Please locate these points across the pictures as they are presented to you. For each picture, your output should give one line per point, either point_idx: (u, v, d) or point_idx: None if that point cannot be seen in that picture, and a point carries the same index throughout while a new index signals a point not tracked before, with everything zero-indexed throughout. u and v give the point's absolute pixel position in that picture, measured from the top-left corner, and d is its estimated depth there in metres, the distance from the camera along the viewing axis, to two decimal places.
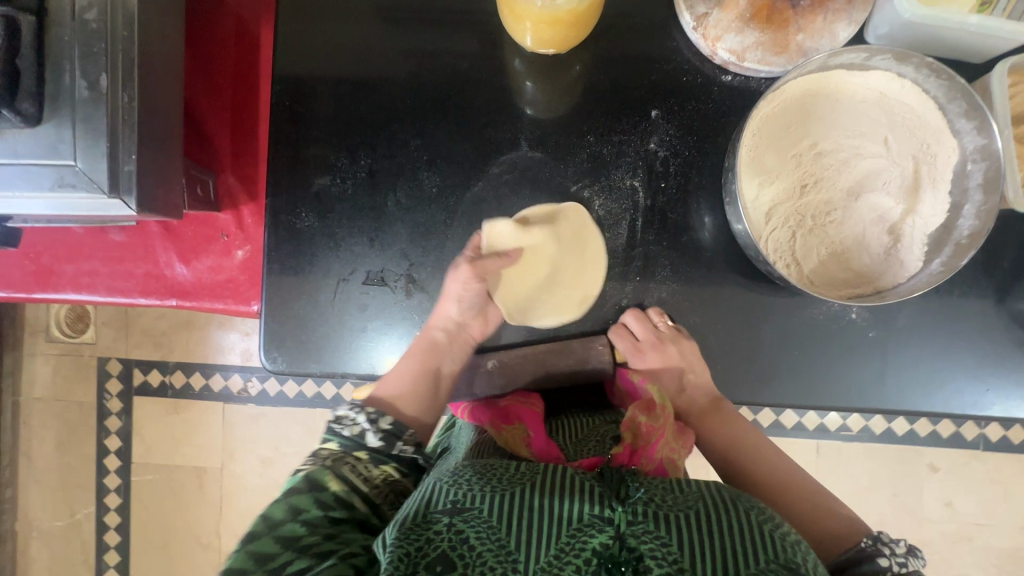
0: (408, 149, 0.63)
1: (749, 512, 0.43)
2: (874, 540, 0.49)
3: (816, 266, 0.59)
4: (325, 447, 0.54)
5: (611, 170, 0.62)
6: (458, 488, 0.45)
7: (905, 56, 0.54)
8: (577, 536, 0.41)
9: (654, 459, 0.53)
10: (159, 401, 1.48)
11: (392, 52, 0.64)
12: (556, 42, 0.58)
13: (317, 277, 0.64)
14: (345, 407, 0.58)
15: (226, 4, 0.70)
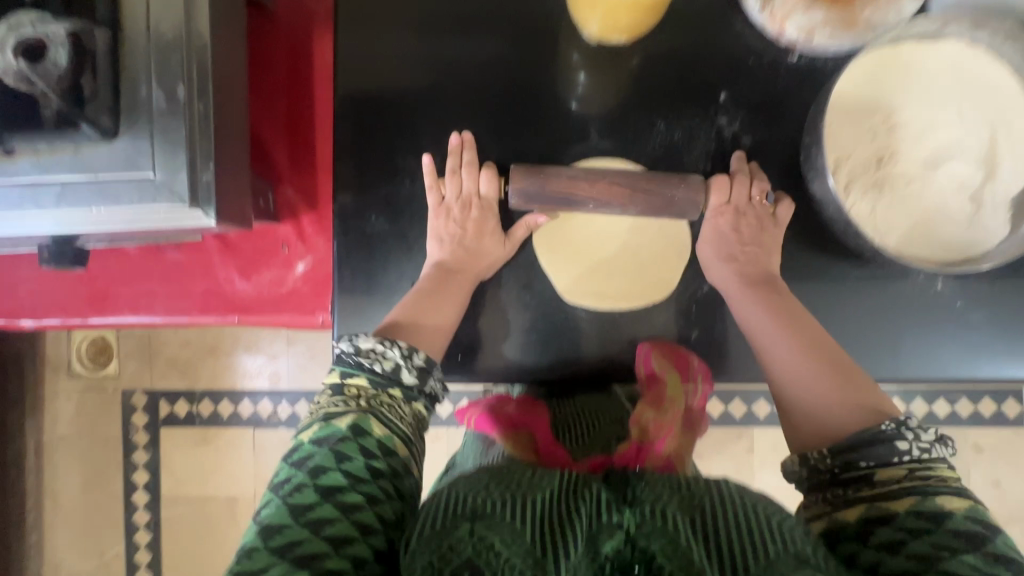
0: (476, 147, 0.63)
1: (757, 504, 0.39)
2: (899, 421, 0.44)
3: (902, 238, 0.58)
4: (353, 383, 0.48)
5: (683, 155, 0.62)
6: (445, 514, 0.39)
7: (980, 23, 0.55)
8: (593, 540, 0.37)
9: (660, 455, 0.50)
10: (188, 431, 1.45)
11: (454, 51, 0.64)
12: (628, 28, 0.57)
13: (390, 282, 0.64)
14: (368, 338, 0.49)
15: (280, 16, 0.70)
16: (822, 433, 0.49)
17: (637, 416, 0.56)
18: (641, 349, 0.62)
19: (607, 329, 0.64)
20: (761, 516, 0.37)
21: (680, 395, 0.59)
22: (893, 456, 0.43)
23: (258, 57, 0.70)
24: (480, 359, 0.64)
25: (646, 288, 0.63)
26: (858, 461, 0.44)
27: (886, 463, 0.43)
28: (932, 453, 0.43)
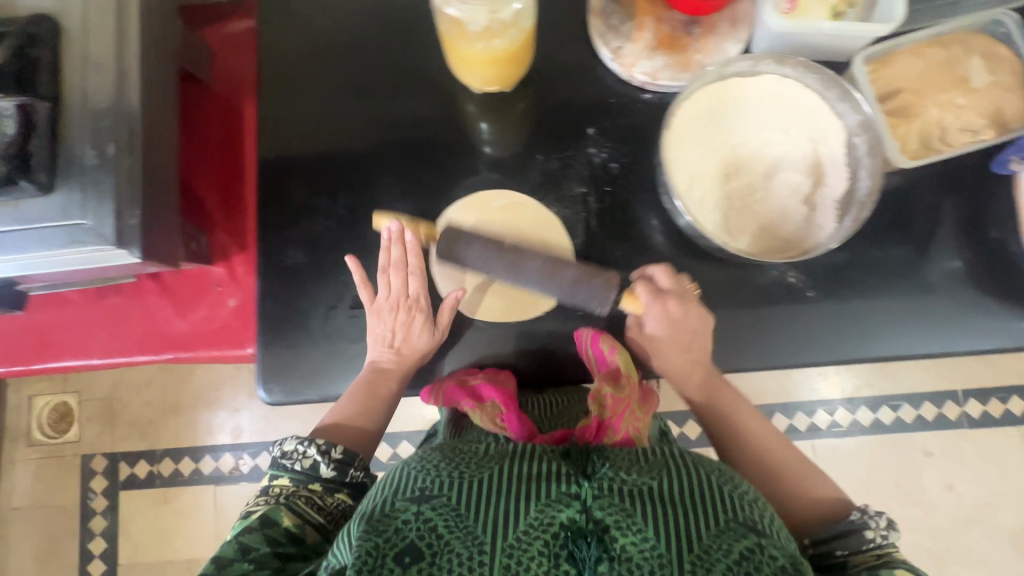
0: (380, 186, 0.72)
1: (714, 477, 0.49)
2: (864, 512, 0.59)
3: (749, 238, 0.67)
4: (278, 483, 0.60)
5: (560, 182, 0.71)
6: (426, 474, 0.49)
7: (783, 59, 0.67)
8: (543, 514, 0.45)
9: (620, 430, 0.54)
10: (149, 492, 1.43)
11: (361, 107, 0.74)
12: (497, 78, 0.66)
13: (306, 308, 0.70)
14: (292, 441, 0.62)
15: (216, 88, 0.81)
16: None
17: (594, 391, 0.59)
18: (580, 336, 0.68)
19: (508, 340, 0.69)
20: (713, 486, 0.48)
21: (631, 366, 0.63)
22: (861, 545, 0.56)
23: (195, 120, 0.80)
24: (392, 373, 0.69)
25: (588, 291, 0.64)
26: (834, 550, 0.58)
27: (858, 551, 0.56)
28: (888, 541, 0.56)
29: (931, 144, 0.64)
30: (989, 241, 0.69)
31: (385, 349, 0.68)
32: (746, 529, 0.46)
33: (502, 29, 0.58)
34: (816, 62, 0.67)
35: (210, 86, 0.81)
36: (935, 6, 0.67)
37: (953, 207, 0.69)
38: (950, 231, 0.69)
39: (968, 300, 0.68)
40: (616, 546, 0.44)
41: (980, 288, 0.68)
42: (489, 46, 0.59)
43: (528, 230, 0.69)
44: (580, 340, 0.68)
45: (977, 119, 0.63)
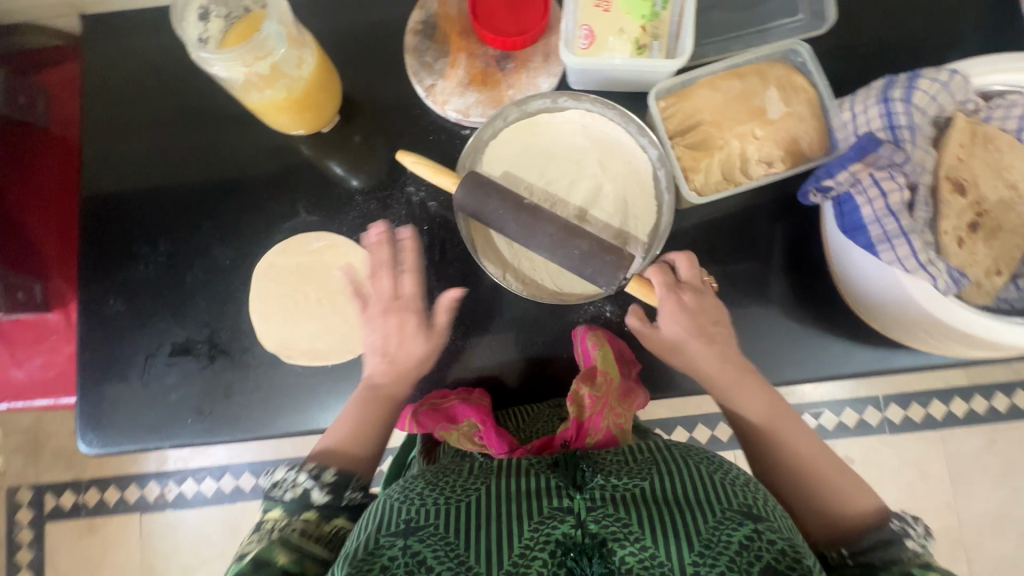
0: (201, 230, 0.72)
1: (702, 467, 0.51)
2: (902, 520, 0.53)
3: (547, 280, 0.67)
4: (269, 517, 0.53)
5: (380, 221, 0.71)
6: (410, 505, 0.49)
7: (578, 97, 0.66)
8: (539, 530, 0.46)
9: (600, 429, 0.57)
10: (73, 524, 1.43)
11: (184, 150, 0.73)
12: (294, 122, 0.65)
13: (127, 357, 0.70)
14: (282, 469, 0.56)
15: (55, 130, 0.80)
16: (823, 534, 0.57)
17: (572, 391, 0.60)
18: (575, 334, 0.67)
19: (327, 383, 0.69)
20: (695, 478, 0.50)
21: (612, 363, 0.62)
22: (901, 551, 0.51)
23: (29, 165, 0.79)
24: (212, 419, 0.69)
25: (601, 263, 0.59)
26: (869, 558, 0.52)
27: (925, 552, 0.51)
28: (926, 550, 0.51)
29: (732, 175, 0.63)
30: (806, 268, 0.68)
31: (382, 357, 0.65)
32: (743, 516, 0.47)
33: (266, 80, 0.56)
34: (611, 99, 0.67)
35: (48, 129, 0.80)
36: (728, 40, 0.70)
37: (769, 234, 0.69)
38: (766, 259, 0.69)
39: (785, 329, 0.68)
40: (615, 557, 0.45)
41: (795, 315, 0.68)
42: (264, 96, 0.58)
43: (342, 276, 0.70)
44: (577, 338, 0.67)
45: (775, 149, 0.62)
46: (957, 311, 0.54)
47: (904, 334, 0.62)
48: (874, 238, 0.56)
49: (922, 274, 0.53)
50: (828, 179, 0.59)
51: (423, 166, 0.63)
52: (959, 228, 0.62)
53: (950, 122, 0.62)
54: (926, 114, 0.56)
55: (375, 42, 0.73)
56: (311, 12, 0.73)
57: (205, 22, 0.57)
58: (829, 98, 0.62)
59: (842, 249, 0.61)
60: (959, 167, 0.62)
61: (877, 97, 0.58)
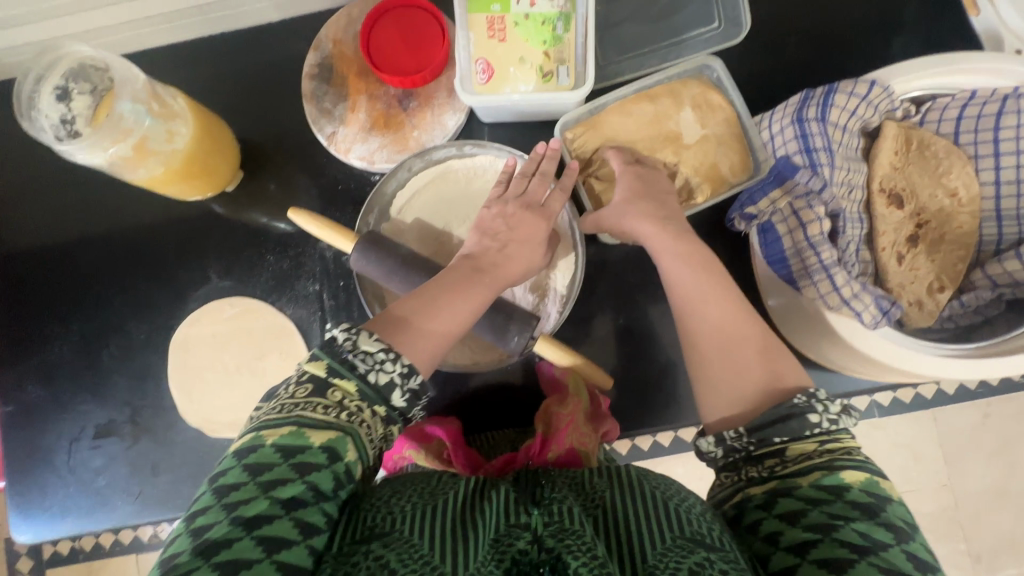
0: (113, 305, 0.69)
1: (658, 489, 0.45)
2: (809, 395, 0.43)
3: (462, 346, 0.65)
4: (338, 385, 0.41)
5: (294, 281, 0.68)
6: (379, 511, 0.43)
7: (485, 145, 0.63)
8: (499, 544, 0.41)
9: (563, 445, 0.53)
10: (76, 568, 1.32)
11: (89, 221, 0.70)
12: (186, 190, 0.61)
13: (50, 443, 0.68)
14: (372, 341, 0.42)
15: None
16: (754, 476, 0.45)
17: (545, 413, 0.59)
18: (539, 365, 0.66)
19: None
20: (657, 501, 0.43)
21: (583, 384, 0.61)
22: (804, 431, 0.42)
23: None
24: (140, 502, 0.67)
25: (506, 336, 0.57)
26: (772, 438, 0.42)
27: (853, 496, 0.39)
28: (838, 425, 0.42)
29: None
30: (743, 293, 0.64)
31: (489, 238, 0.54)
32: (693, 544, 0.40)
33: (134, 160, 0.53)
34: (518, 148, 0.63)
35: None
36: (643, 56, 0.65)
37: None
38: None
39: None
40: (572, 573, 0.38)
41: None
42: (137, 175, 0.55)
43: (260, 340, 0.67)
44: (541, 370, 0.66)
45: (692, 176, 0.58)
46: (885, 345, 0.51)
47: (839, 364, 0.58)
48: (795, 271, 0.53)
49: (846, 310, 0.50)
50: (750, 206, 0.55)
51: (312, 224, 0.58)
52: (897, 244, 0.57)
53: (880, 131, 0.57)
54: (844, 131, 0.52)
55: (274, 89, 0.69)
56: (203, 66, 0.69)
57: (65, 102, 0.53)
58: (744, 114, 0.59)
59: (770, 277, 0.58)
60: (895, 176, 0.57)
61: (792, 115, 0.53)
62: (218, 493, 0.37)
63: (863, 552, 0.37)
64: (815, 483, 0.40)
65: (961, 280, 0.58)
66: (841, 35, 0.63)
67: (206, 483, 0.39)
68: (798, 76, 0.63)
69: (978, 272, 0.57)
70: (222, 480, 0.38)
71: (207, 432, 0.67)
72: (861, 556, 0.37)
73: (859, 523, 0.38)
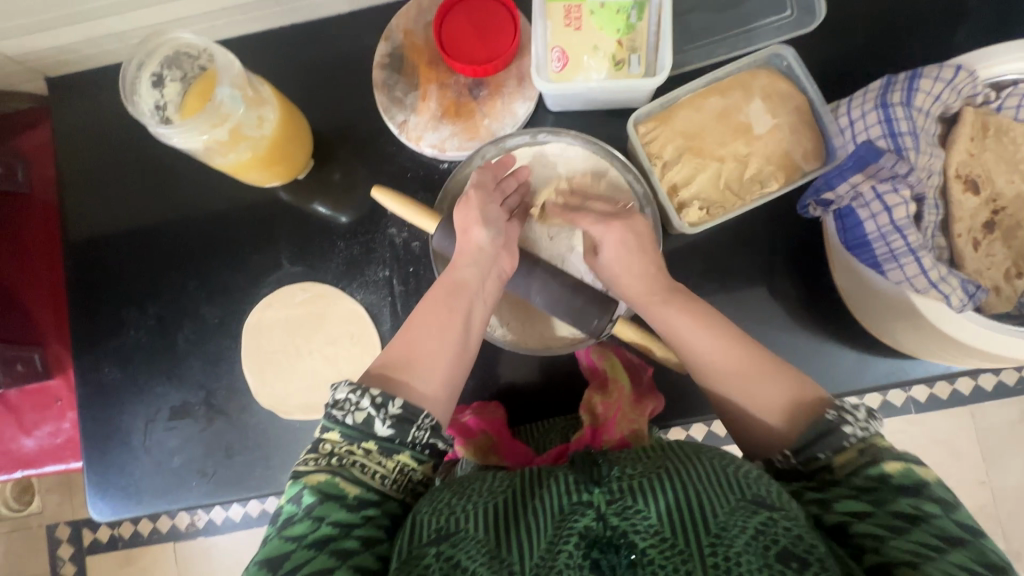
0: (187, 290, 0.71)
1: (715, 459, 0.46)
2: (838, 410, 0.45)
3: (533, 333, 0.67)
4: (326, 438, 0.46)
5: (364, 266, 0.69)
6: (440, 513, 0.45)
7: (559, 132, 0.63)
8: (562, 526, 0.43)
9: (614, 435, 0.56)
10: (112, 555, 1.31)
11: (162, 208, 0.72)
12: (265, 176, 0.63)
13: (127, 424, 0.70)
14: (345, 389, 0.47)
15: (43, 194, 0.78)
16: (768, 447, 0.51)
17: (586, 403, 0.61)
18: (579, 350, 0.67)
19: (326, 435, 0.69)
20: (717, 469, 0.45)
21: (622, 371, 0.62)
22: (842, 442, 0.44)
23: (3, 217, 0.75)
24: (214, 481, 0.69)
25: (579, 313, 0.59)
26: (816, 454, 0.45)
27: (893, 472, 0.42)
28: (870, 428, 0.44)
29: (724, 195, 0.60)
30: (811, 280, 0.65)
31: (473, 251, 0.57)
32: (756, 505, 0.42)
33: (227, 144, 0.55)
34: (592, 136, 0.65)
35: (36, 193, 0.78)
36: (713, 44, 0.65)
37: (771, 246, 0.65)
38: (768, 274, 0.65)
39: (794, 345, 0.65)
40: (639, 551, 0.41)
41: (803, 330, 0.64)
42: (227, 160, 0.56)
43: (332, 324, 0.69)
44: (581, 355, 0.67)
45: (766, 166, 0.59)
46: (967, 324, 0.51)
47: (912, 346, 0.59)
48: (879, 256, 0.53)
49: (933, 293, 0.50)
50: (827, 193, 0.55)
51: (396, 203, 0.61)
52: (974, 229, 0.57)
53: (958, 118, 0.57)
54: (927, 116, 0.53)
55: (344, 79, 0.70)
56: (276, 55, 0.70)
57: (160, 88, 0.55)
58: (820, 104, 0.59)
59: (845, 262, 0.58)
60: (971, 163, 0.58)
61: (874, 101, 0.54)
62: (279, 529, 0.44)
63: (917, 522, 0.40)
64: (863, 474, 0.42)
65: None
66: (913, 23, 0.63)
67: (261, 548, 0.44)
68: (868, 64, 0.64)
69: None
70: (282, 537, 0.44)
71: (280, 413, 0.68)
72: (915, 524, 0.40)
73: (908, 497, 0.41)
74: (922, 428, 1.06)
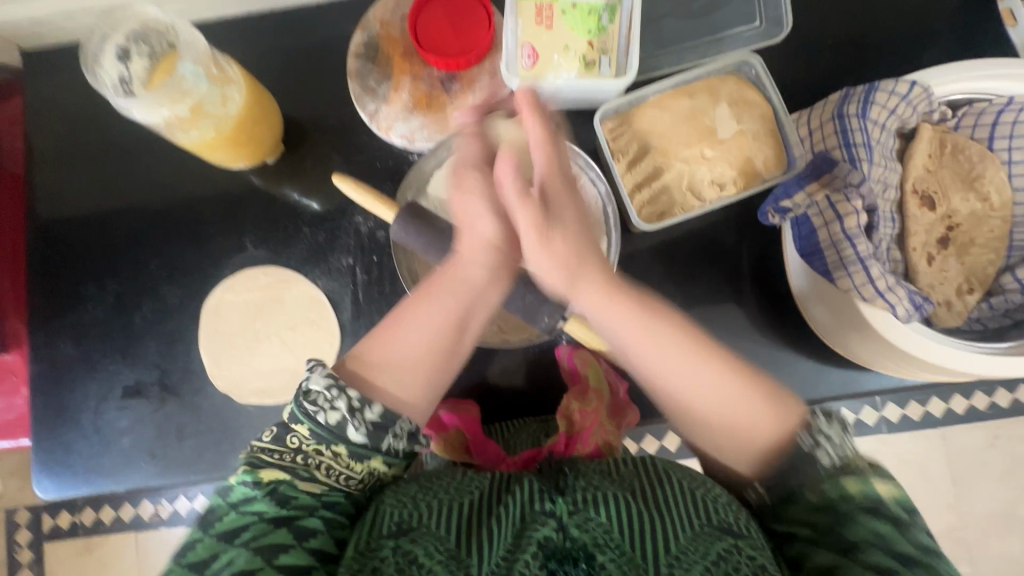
0: (148, 269, 0.70)
1: (681, 481, 0.49)
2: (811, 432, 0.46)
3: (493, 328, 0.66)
4: (297, 431, 0.47)
5: (328, 253, 0.69)
6: (404, 508, 0.48)
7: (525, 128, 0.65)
8: (522, 535, 0.46)
9: (590, 443, 0.57)
10: (69, 544, 1.28)
11: (126, 185, 0.71)
12: (230, 157, 0.63)
13: (78, 401, 0.69)
14: (321, 381, 0.47)
15: (10, 166, 0.77)
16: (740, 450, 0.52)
17: (564, 408, 0.61)
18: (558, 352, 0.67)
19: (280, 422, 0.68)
20: (683, 491, 0.48)
21: (603, 380, 0.63)
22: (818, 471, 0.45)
23: None
24: (163, 463, 0.68)
25: (526, 305, 0.59)
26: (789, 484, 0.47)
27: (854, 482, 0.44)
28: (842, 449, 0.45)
29: (682, 198, 0.61)
30: (771, 288, 0.65)
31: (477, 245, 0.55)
32: (722, 533, 0.45)
33: (188, 122, 0.54)
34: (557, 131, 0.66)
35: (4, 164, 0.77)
36: (683, 51, 0.66)
37: (732, 253, 0.65)
38: (728, 280, 0.65)
39: (753, 352, 0.65)
40: (595, 562, 0.44)
41: (761, 338, 0.65)
42: (186, 138, 0.56)
43: (293, 310, 0.69)
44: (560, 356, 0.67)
45: (727, 170, 0.60)
46: (915, 338, 0.52)
47: (867, 358, 0.59)
48: (831, 263, 0.53)
49: (879, 303, 0.51)
50: (786, 200, 0.54)
51: (357, 192, 0.62)
52: (929, 244, 0.58)
53: (916, 133, 0.58)
54: (883, 129, 0.53)
55: (318, 66, 0.70)
56: (251, 39, 0.70)
57: (125, 62, 0.55)
58: (783, 112, 0.60)
59: (799, 269, 0.59)
60: (927, 179, 0.58)
61: (832, 112, 0.55)
62: (234, 503, 0.46)
63: (875, 544, 0.42)
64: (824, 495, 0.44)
65: (990, 283, 0.59)
66: (877, 40, 0.65)
67: (218, 519, 0.45)
68: (833, 80, 0.65)
69: (1008, 276, 0.57)
70: (240, 510, 0.45)
71: (234, 397, 0.68)
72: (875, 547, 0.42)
73: (873, 522, 0.42)
74: (889, 448, 1.05)
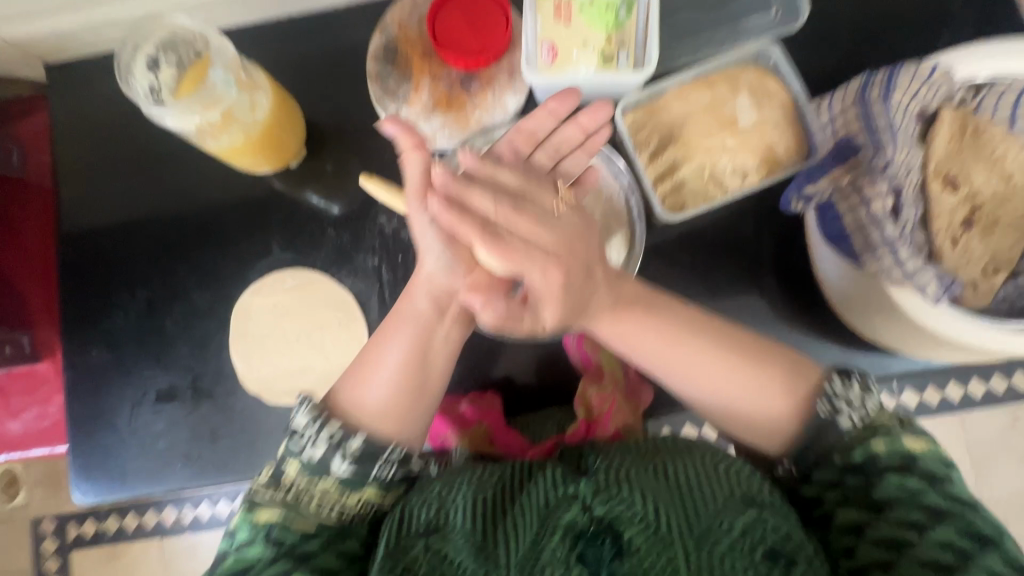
0: (177, 275, 0.71)
1: (706, 460, 0.50)
2: (830, 400, 0.51)
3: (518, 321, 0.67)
4: (287, 474, 0.51)
5: (353, 254, 0.70)
6: (432, 506, 0.49)
7: None
8: (550, 519, 0.46)
9: (609, 426, 0.60)
10: (94, 551, 1.29)
11: (150, 193, 0.73)
12: (256, 163, 0.64)
13: (113, 405, 0.71)
14: (306, 417, 0.51)
15: (36, 180, 0.79)
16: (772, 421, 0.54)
17: (581, 394, 0.63)
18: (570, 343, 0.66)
19: None
20: (707, 468, 0.49)
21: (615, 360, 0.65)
22: (839, 433, 0.50)
23: None
24: (199, 464, 0.69)
25: None
26: (817, 449, 0.51)
27: (873, 431, 0.49)
28: (867, 408, 0.50)
29: (704, 189, 0.62)
30: (793, 276, 0.66)
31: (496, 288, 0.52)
32: (746, 505, 0.47)
33: (219, 127, 0.56)
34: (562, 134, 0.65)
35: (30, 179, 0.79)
36: (700, 44, 0.67)
37: (754, 241, 0.66)
38: (752, 268, 0.66)
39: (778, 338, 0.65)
40: (624, 539, 0.45)
41: (786, 326, 0.65)
42: (214, 144, 0.58)
43: (320, 311, 0.70)
44: (570, 347, 0.66)
45: (749, 159, 0.61)
46: (946, 319, 0.52)
47: (893, 340, 0.60)
48: (857, 247, 0.54)
49: (909, 285, 0.51)
50: (810, 185, 0.56)
51: (384, 191, 0.63)
52: (953, 227, 0.58)
53: (937, 117, 0.58)
54: (906, 113, 0.54)
55: (337, 71, 0.71)
56: (271, 47, 0.71)
57: (155, 71, 0.57)
58: (803, 101, 0.61)
59: (821, 254, 0.60)
60: (949, 162, 0.58)
61: (854, 98, 0.56)
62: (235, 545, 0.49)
63: (902, 499, 0.46)
64: (847, 453, 0.49)
65: (1014, 264, 0.58)
66: (893, 27, 0.65)
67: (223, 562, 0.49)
68: (850, 67, 0.65)
69: None
70: (240, 555, 0.49)
71: (266, 398, 0.69)
72: (902, 501, 0.46)
73: (895, 477, 0.47)
74: None
